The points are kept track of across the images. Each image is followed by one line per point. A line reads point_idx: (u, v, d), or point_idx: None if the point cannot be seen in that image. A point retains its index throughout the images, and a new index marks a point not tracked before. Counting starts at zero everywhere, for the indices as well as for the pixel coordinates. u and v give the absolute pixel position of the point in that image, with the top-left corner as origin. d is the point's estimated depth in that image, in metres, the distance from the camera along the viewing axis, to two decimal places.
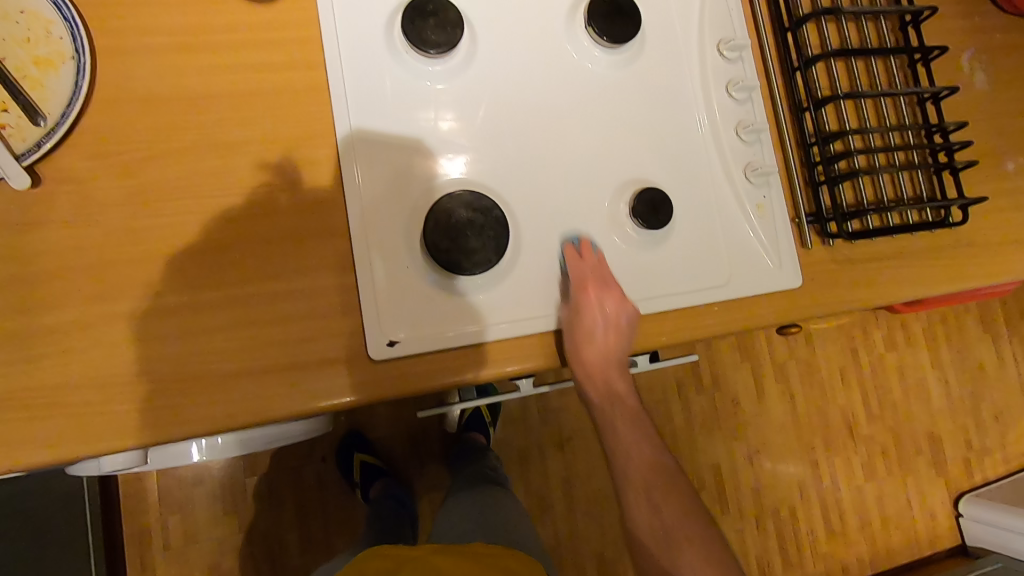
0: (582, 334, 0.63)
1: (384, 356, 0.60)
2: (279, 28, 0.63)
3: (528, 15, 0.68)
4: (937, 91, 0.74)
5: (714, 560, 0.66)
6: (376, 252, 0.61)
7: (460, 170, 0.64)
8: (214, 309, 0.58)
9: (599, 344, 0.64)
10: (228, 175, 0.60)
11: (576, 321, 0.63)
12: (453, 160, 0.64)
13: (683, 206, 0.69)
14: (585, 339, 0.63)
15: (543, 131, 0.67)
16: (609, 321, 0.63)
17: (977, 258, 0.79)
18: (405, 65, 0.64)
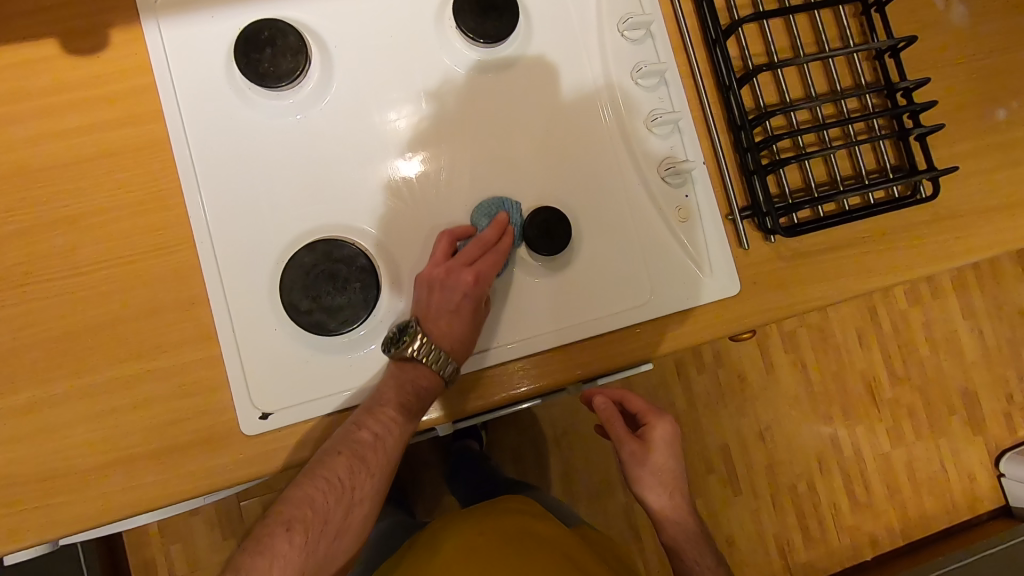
0: (443, 312, 0.55)
1: (258, 431, 0.55)
2: (109, 80, 0.56)
3: (391, 24, 0.60)
4: (894, 43, 0.62)
5: None
6: (239, 317, 0.56)
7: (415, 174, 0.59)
8: (74, 401, 0.54)
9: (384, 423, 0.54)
10: (72, 251, 0.55)
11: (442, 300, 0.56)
12: (409, 161, 0.59)
13: (589, 222, 0.61)
14: (444, 313, 0.55)
15: (420, 157, 0.60)
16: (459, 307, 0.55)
17: (965, 230, 0.67)
18: (251, 103, 0.57)
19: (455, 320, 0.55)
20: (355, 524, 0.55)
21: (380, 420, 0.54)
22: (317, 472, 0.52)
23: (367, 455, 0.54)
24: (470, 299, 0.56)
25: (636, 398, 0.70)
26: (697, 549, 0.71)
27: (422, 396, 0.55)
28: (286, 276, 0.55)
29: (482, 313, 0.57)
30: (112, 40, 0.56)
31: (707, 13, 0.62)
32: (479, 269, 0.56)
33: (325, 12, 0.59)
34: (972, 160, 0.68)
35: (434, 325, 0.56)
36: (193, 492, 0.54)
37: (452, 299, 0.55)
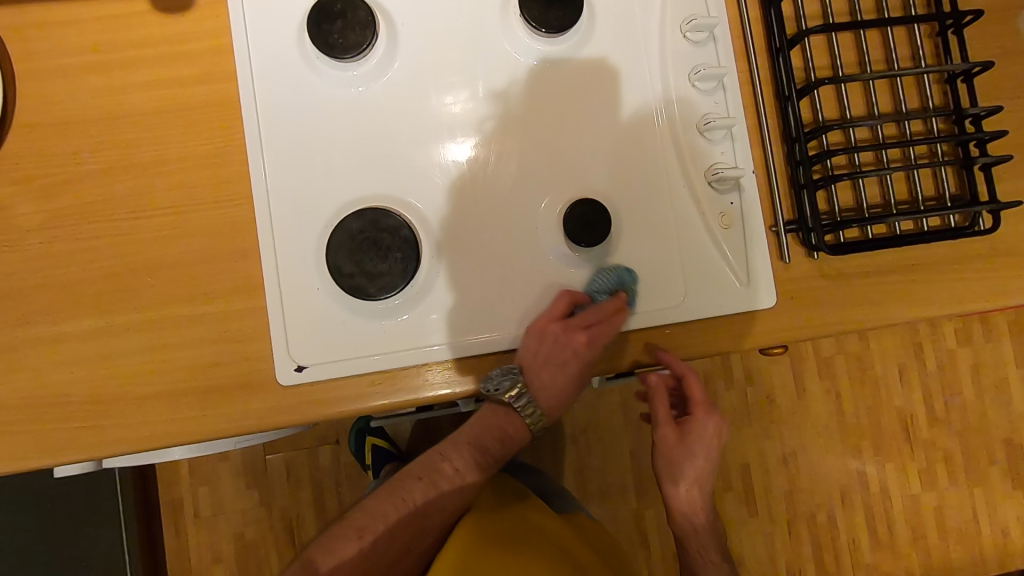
0: (554, 369, 0.60)
1: (292, 382, 0.58)
2: (192, 39, 0.60)
3: (458, 6, 0.62)
4: (969, 67, 0.60)
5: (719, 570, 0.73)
6: (286, 273, 0.59)
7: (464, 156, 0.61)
8: (130, 333, 0.58)
9: (473, 450, 0.65)
10: (142, 196, 0.59)
11: (550, 358, 0.59)
12: (460, 143, 0.61)
13: (632, 221, 0.62)
14: (555, 371, 0.60)
15: (468, 141, 0.61)
16: (558, 370, 0.60)
17: (1022, 269, 0.65)
18: (317, 72, 0.60)
19: (561, 374, 0.61)
20: (417, 553, 0.65)
21: (467, 458, 0.65)
22: (400, 490, 0.64)
23: (444, 486, 0.64)
24: (581, 357, 0.59)
25: (697, 384, 0.65)
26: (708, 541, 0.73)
27: (508, 439, 0.65)
28: (333, 239, 0.57)
29: (585, 370, 0.61)
30: (197, 1, 0.60)
31: (773, 21, 0.61)
32: (592, 332, 0.59)
33: None
34: None
35: (537, 376, 0.60)
36: (226, 432, 0.58)
37: (562, 353, 0.59)
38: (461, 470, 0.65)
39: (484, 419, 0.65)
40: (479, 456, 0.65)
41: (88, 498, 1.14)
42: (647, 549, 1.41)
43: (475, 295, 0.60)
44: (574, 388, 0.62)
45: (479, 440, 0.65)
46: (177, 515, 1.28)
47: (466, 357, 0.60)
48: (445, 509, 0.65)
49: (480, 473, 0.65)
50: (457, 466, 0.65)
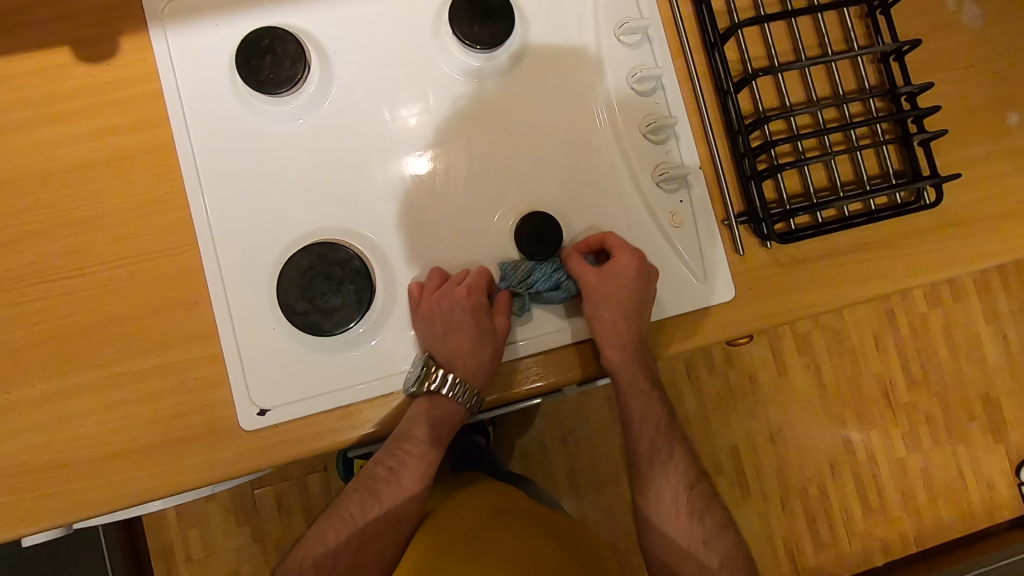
0: (448, 330, 0.57)
1: (256, 427, 0.57)
2: (120, 87, 0.58)
3: (390, 29, 0.61)
4: (898, 47, 0.61)
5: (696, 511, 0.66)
6: (240, 316, 0.58)
7: (404, 167, 0.61)
8: (83, 394, 0.56)
9: (403, 448, 0.61)
10: (84, 251, 0.57)
11: (440, 321, 0.57)
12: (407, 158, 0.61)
13: (585, 227, 0.62)
14: (451, 332, 0.57)
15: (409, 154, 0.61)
16: (457, 329, 0.57)
17: (970, 237, 0.66)
18: (252, 109, 0.59)
19: (468, 335, 0.57)
20: (370, 561, 0.62)
21: (393, 456, 0.61)
22: (335, 510, 0.63)
23: (378, 488, 0.63)
24: (469, 312, 0.56)
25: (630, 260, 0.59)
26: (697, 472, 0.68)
27: (438, 424, 0.59)
28: (284, 277, 0.56)
29: (485, 323, 0.58)
30: (121, 48, 0.59)
31: (705, 16, 0.62)
32: (468, 283, 0.58)
33: (326, 19, 0.60)
34: (979, 166, 0.67)
35: (444, 347, 0.58)
36: (192, 484, 0.56)
37: (454, 317, 0.56)
38: (387, 470, 0.62)
39: (412, 413, 0.59)
40: (405, 450, 0.61)
41: (73, 555, 1.12)
42: None
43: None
44: (487, 348, 0.58)
45: (407, 438, 0.60)
46: (168, 561, 1.26)
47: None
48: (388, 509, 0.63)
49: (422, 465, 0.62)
50: (382, 468, 0.62)
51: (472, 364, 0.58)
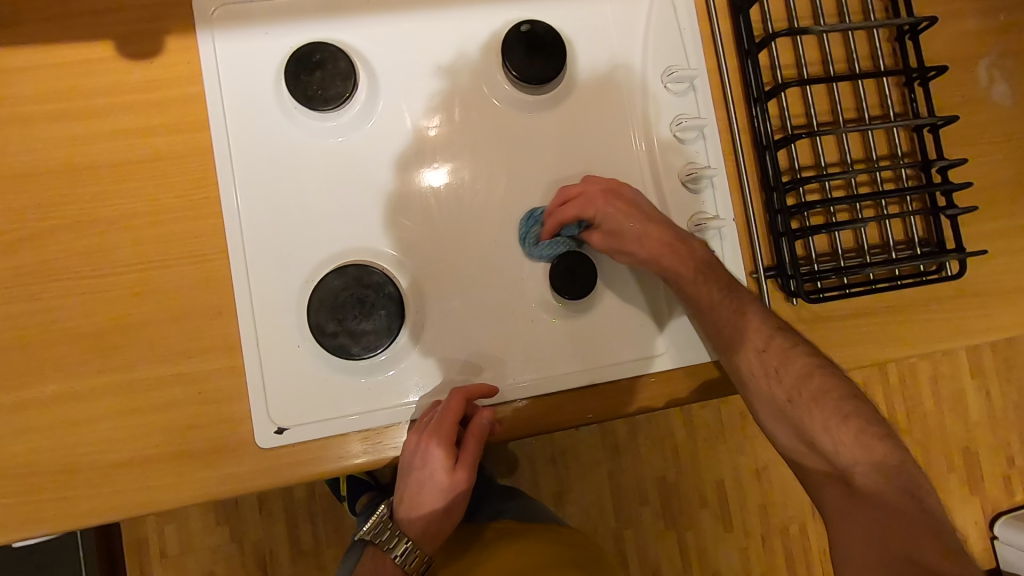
0: (406, 475, 0.57)
1: (272, 445, 0.56)
2: (163, 87, 0.57)
3: (440, 53, 0.61)
4: (934, 121, 0.62)
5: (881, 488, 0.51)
6: (265, 331, 0.57)
7: (440, 181, 0.60)
8: (96, 398, 0.55)
9: None
10: (111, 251, 0.56)
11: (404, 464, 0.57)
12: (435, 171, 0.60)
13: (616, 269, 0.62)
14: (408, 477, 0.57)
15: (443, 167, 0.61)
16: (415, 478, 0.57)
17: (986, 308, 0.68)
18: (296, 122, 0.58)
19: (423, 484, 0.57)
20: None
21: None
22: None
23: None
24: (429, 467, 0.56)
25: (669, 256, 0.59)
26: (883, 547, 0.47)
27: None
28: (314, 298, 0.55)
29: (441, 480, 0.57)
30: (166, 47, 0.58)
31: (751, 72, 0.63)
32: (436, 437, 0.55)
33: (375, 38, 0.60)
34: (999, 240, 0.68)
35: (403, 485, 0.58)
36: (200, 499, 0.55)
37: (411, 467, 0.56)
38: None
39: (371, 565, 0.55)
40: None
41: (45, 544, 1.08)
42: (627, 568, 1.43)
43: (462, 349, 0.59)
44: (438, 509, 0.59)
45: None
46: (142, 555, 1.23)
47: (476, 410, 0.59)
48: None
49: None
50: None
51: (414, 512, 0.60)
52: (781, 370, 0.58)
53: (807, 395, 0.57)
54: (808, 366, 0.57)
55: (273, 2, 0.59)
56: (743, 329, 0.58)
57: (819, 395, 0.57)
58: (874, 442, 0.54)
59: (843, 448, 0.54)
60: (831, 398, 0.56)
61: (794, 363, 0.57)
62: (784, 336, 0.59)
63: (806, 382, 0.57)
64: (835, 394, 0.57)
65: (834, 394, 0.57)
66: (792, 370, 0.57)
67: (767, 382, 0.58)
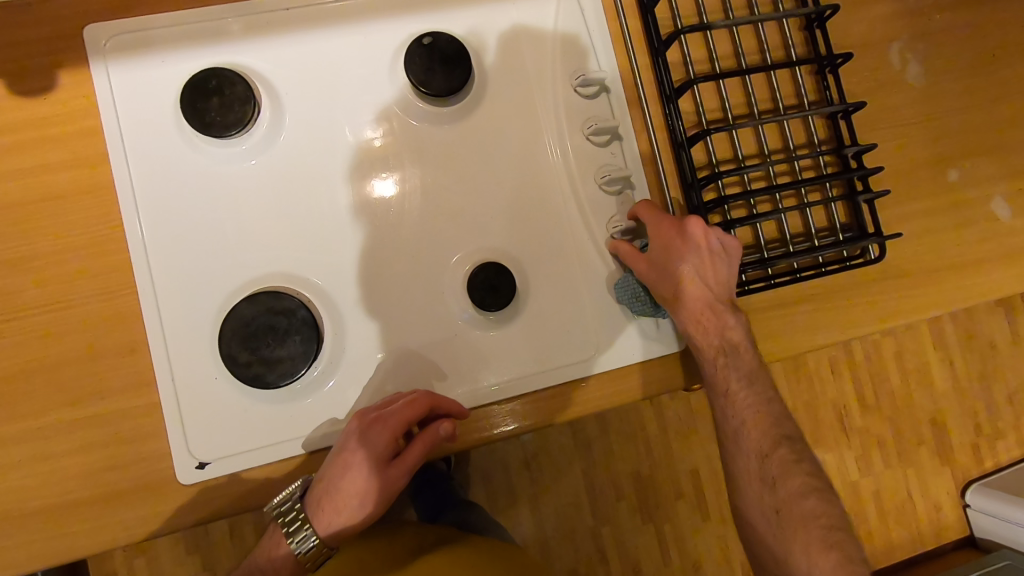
0: (341, 468, 0.54)
1: (194, 481, 0.55)
2: (59, 123, 0.56)
3: (346, 70, 0.60)
4: (845, 108, 0.63)
5: None
6: (179, 365, 0.55)
7: (395, 193, 0.61)
8: (6, 446, 0.53)
9: None
10: (13, 294, 0.54)
11: (344, 455, 0.53)
12: (387, 180, 0.61)
13: (539, 275, 0.62)
14: (343, 470, 0.54)
15: (397, 178, 0.61)
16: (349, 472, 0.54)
17: (912, 287, 0.68)
18: (198, 150, 0.57)
19: (354, 478, 0.54)
20: None
21: None
22: None
23: None
24: (372, 464, 0.54)
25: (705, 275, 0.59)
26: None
27: None
28: (225, 327, 0.53)
29: (378, 474, 0.55)
30: (61, 82, 0.56)
31: (661, 70, 0.63)
32: (392, 430, 0.53)
33: (278, 60, 0.59)
34: (922, 220, 0.69)
35: (327, 479, 0.54)
36: (124, 540, 0.54)
37: (352, 458, 0.53)
38: None
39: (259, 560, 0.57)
40: None
41: None
42: (607, 566, 1.43)
43: (408, 357, 0.59)
44: (358, 510, 0.56)
45: None
46: None
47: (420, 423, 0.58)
48: None
49: None
50: None
51: (326, 510, 0.55)
52: (776, 482, 0.60)
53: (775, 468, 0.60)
54: (805, 488, 0.59)
55: (170, 29, 0.58)
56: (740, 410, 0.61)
57: (805, 522, 0.58)
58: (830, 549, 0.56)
59: (818, 572, 0.55)
60: (796, 476, 0.60)
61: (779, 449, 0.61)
62: (799, 449, 0.62)
63: (798, 502, 0.59)
64: (800, 479, 0.60)
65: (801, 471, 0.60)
66: (785, 492, 0.59)
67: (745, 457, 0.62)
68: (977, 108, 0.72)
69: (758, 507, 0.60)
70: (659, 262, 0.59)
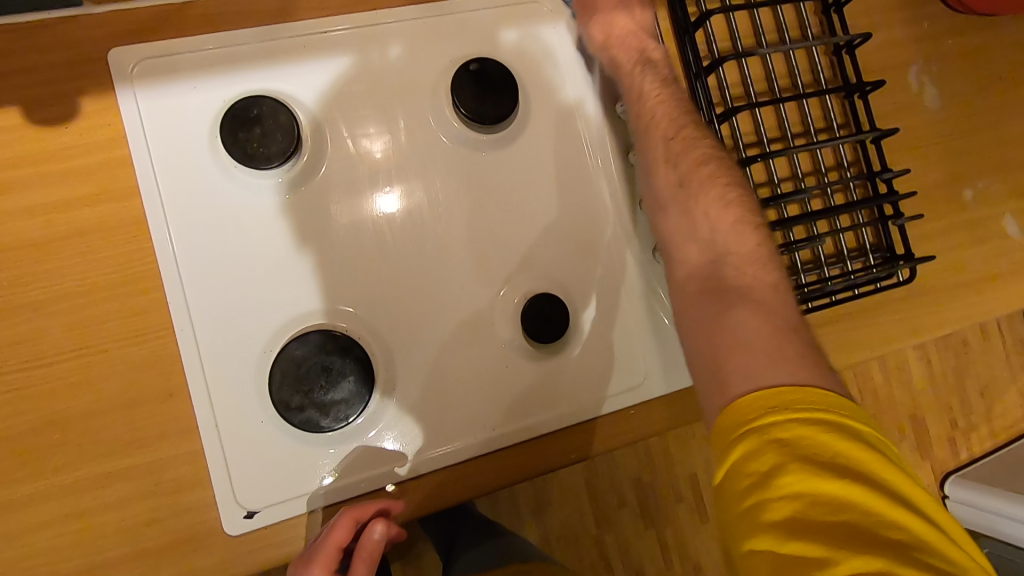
0: None
1: (243, 531, 0.52)
2: (85, 154, 0.53)
3: (386, 94, 0.59)
4: (876, 135, 0.65)
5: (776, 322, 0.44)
6: (223, 409, 0.53)
7: (394, 211, 0.58)
8: (36, 505, 0.49)
9: None
10: (38, 340, 0.51)
11: None
12: (387, 199, 0.58)
13: (586, 303, 0.62)
14: None
15: (397, 193, 0.58)
16: None
17: (934, 304, 0.71)
18: (236, 181, 0.54)
19: None
20: None
21: None
22: None
23: None
24: None
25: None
26: (766, 339, 0.43)
27: None
28: (275, 370, 0.52)
29: None
30: (83, 109, 0.53)
31: (701, 96, 0.64)
32: (328, 556, 0.48)
33: (315, 84, 0.57)
34: (941, 239, 0.72)
35: None
36: None
37: None
38: None
39: None
40: None
41: None
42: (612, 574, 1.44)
43: (461, 391, 0.58)
44: None
45: None
46: None
47: (472, 458, 0.57)
48: None
49: None
50: None
51: None
52: (701, 194, 0.53)
53: (698, 181, 0.53)
54: (778, 277, 0.48)
55: (201, 52, 0.55)
56: (666, 122, 0.57)
57: (710, 180, 0.53)
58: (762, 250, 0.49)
59: (720, 231, 0.51)
60: (723, 185, 0.53)
61: (713, 190, 0.53)
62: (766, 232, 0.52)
63: (728, 205, 0.52)
64: (732, 192, 0.53)
65: (722, 182, 0.53)
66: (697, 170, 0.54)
67: (684, 205, 0.53)
68: (988, 129, 0.74)
69: (682, 212, 0.53)
70: (638, 92, 0.59)
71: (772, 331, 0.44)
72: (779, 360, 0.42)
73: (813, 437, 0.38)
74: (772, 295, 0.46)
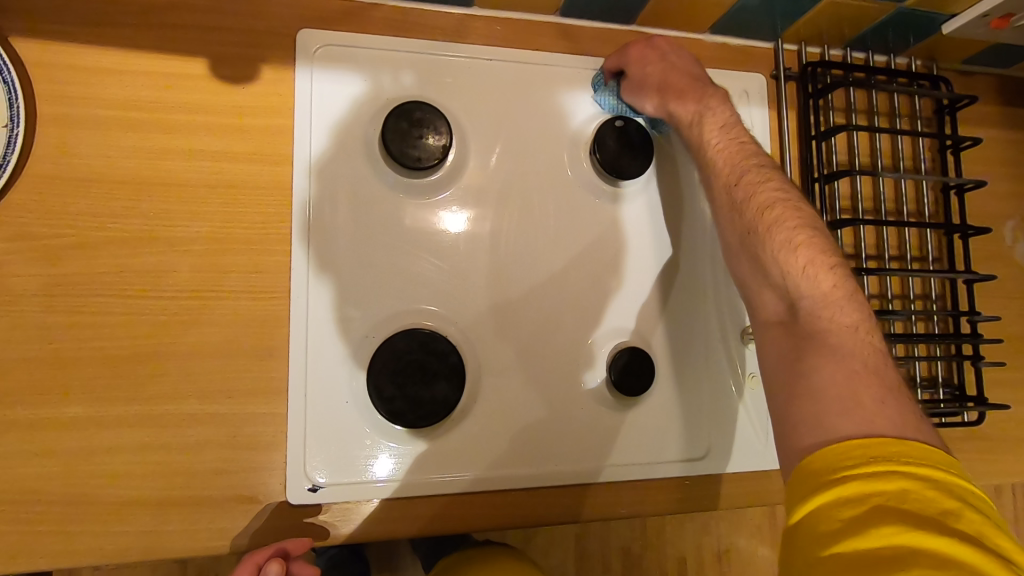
0: None
1: (302, 503, 0.53)
2: (252, 114, 0.56)
3: (532, 128, 0.62)
4: (972, 277, 0.67)
5: (870, 373, 0.43)
6: (314, 381, 0.54)
7: (457, 228, 0.60)
8: (120, 427, 0.51)
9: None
10: (166, 275, 0.53)
11: None
12: (453, 215, 0.60)
13: (668, 365, 0.64)
14: None
15: (463, 213, 0.60)
16: None
17: (990, 453, 0.72)
18: (380, 173, 0.58)
19: None
20: None
21: None
22: None
23: None
24: None
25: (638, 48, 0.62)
26: (840, 389, 0.42)
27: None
28: (377, 359, 0.54)
29: None
30: (262, 76, 0.57)
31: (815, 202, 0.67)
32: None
33: (470, 104, 0.61)
34: (1009, 391, 0.73)
35: None
36: (218, 548, 0.52)
37: None
38: None
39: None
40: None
41: None
42: None
43: (533, 420, 0.59)
44: None
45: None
46: None
47: (529, 489, 0.58)
48: None
49: None
50: None
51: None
52: (745, 204, 0.53)
53: (769, 220, 0.51)
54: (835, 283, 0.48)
55: (378, 51, 0.59)
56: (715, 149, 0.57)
57: (760, 187, 0.53)
58: (826, 268, 0.48)
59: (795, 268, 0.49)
60: (771, 188, 0.53)
61: (763, 190, 0.53)
62: (833, 250, 0.50)
63: (775, 229, 0.51)
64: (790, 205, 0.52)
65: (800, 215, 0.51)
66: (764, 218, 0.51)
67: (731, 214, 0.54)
68: None
69: (752, 260, 0.51)
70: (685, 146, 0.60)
71: (866, 386, 0.42)
72: (862, 417, 0.40)
73: (898, 505, 0.35)
74: (849, 336, 0.45)
